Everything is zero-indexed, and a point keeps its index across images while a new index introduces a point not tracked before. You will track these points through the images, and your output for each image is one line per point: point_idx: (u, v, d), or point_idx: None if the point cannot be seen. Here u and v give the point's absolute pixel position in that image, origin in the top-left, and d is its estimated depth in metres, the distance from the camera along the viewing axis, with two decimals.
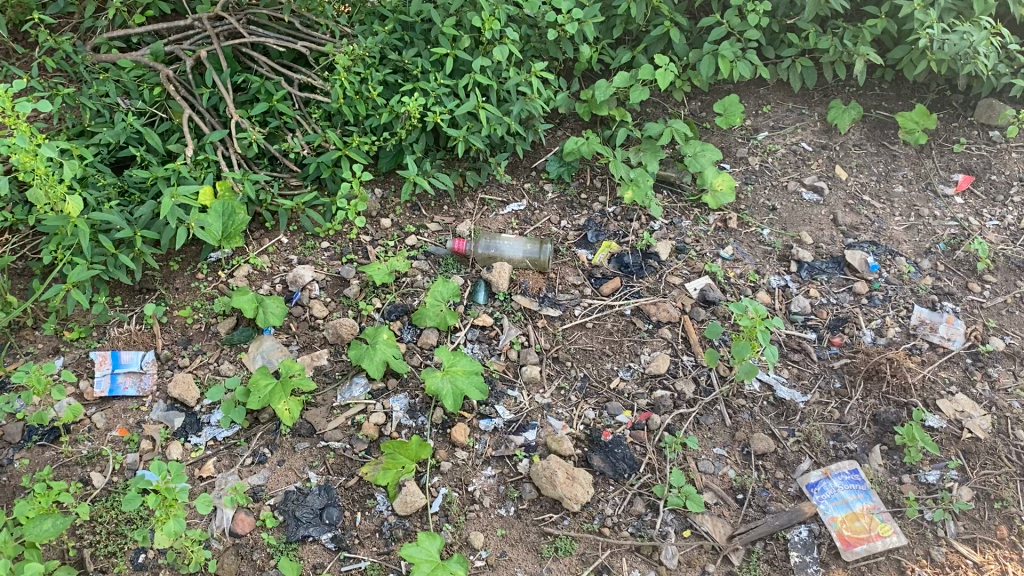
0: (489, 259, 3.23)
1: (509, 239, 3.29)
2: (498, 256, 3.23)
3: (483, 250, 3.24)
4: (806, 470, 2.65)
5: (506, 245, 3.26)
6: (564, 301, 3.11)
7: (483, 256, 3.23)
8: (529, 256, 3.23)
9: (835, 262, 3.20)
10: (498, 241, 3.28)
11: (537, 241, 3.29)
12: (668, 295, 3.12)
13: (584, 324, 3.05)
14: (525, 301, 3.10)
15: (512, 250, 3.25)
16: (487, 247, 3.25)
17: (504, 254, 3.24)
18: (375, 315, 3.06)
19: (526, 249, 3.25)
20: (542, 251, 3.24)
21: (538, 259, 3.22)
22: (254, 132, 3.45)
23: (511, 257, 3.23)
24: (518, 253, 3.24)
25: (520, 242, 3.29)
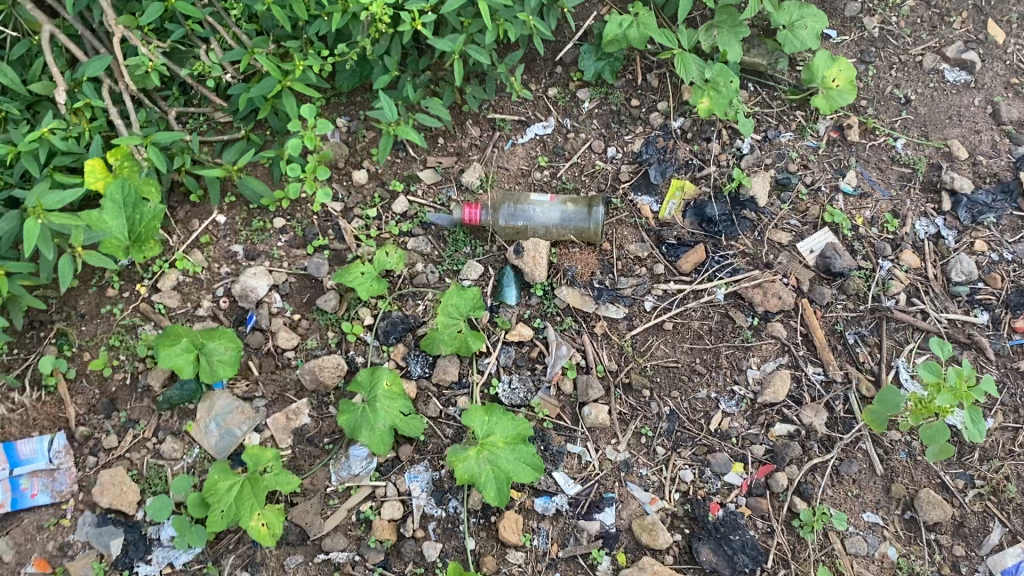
0: (516, 233, 2.27)
1: (539, 197, 2.28)
2: (528, 228, 2.26)
3: (505, 219, 2.27)
4: (997, 546, 1.93)
5: (536, 209, 2.27)
6: (628, 290, 2.22)
7: (506, 228, 2.27)
8: (571, 225, 2.25)
9: (1004, 191, 2.27)
10: (525, 201, 2.29)
11: (581, 198, 2.28)
12: (773, 267, 2.23)
13: (661, 326, 2.18)
14: (574, 297, 2.20)
15: (546, 217, 2.26)
16: (510, 214, 2.27)
17: (536, 224, 2.26)
18: (367, 338, 2.18)
19: (566, 212, 2.26)
20: (590, 215, 2.24)
21: (584, 228, 2.25)
22: (152, 56, 2.33)
23: (545, 228, 2.25)
24: (554, 220, 2.25)
25: (557, 200, 2.28)
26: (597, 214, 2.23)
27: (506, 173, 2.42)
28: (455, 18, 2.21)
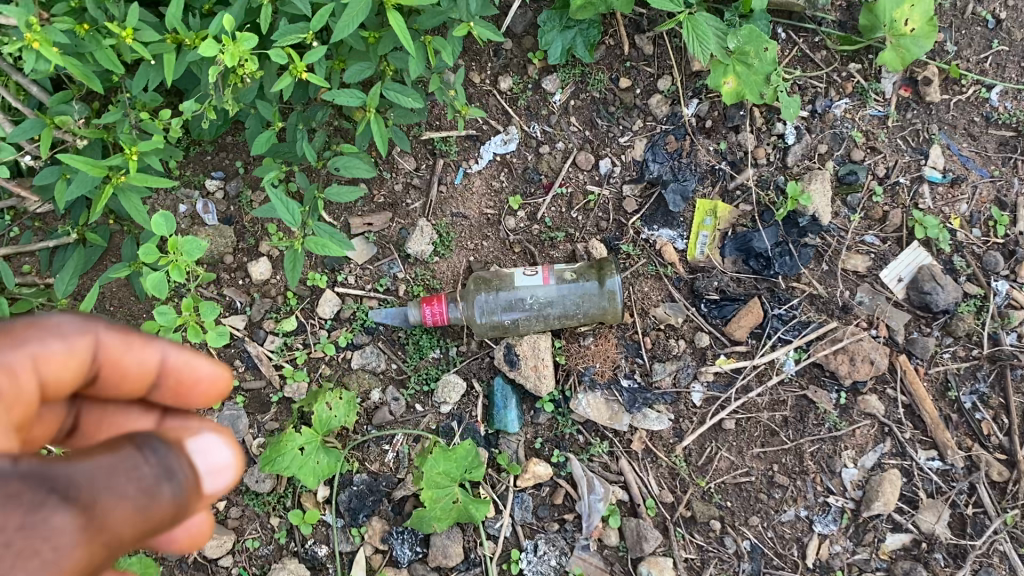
0: (504, 332, 1.60)
1: (527, 274, 1.59)
2: (521, 322, 1.59)
3: (486, 314, 1.59)
4: None
5: (527, 294, 1.59)
6: (667, 383, 1.62)
7: (490, 329, 1.59)
8: (580, 309, 1.59)
9: None
10: (508, 283, 1.60)
11: (588, 266, 1.62)
12: (853, 313, 1.64)
13: (720, 428, 1.61)
14: (598, 408, 1.60)
15: (544, 304, 1.59)
16: (491, 305, 1.59)
17: (531, 315, 1.59)
18: (329, 517, 1.58)
19: (569, 290, 1.59)
20: (602, 291, 1.58)
21: (598, 311, 1.59)
22: None
23: (545, 319, 1.59)
24: (555, 306, 1.59)
25: (551, 274, 1.60)
26: (614, 287, 1.57)
27: (466, 224, 1.70)
28: (357, 40, 1.40)
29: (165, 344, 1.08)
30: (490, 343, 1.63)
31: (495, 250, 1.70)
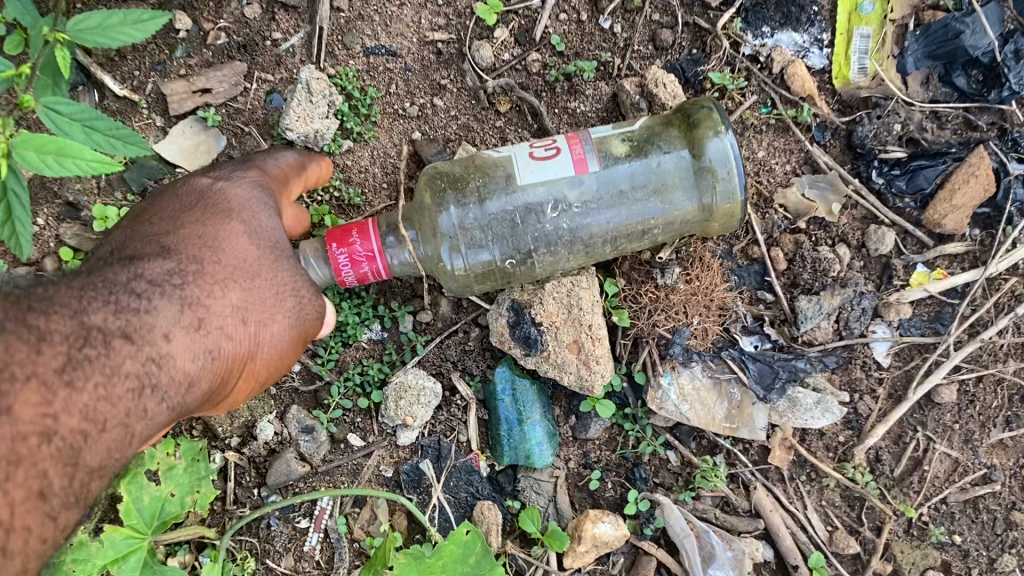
0: (508, 279, 0.77)
1: (538, 155, 0.72)
2: (542, 257, 0.75)
3: (465, 254, 0.74)
4: None
5: (548, 202, 0.73)
6: (825, 336, 0.85)
7: (478, 278, 0.76)
8: (661, 214, 0.75)
9: None
10: (503, 181, 0.73)
11: (663, 119, 0.77)
12: None
13: (927, 403, 0.86)
14: (701, 400, 0.84)
15: (587, 216, 0.74)
16: (475, 232, 0.74)
17: (561, 242, 0.74)
18: None
19: (634, 177, 0.74)
20: (707, 175, 0.72)
21: (698, 213, 0.75)
22: None
23: (591, 243, 0.75)
24: (610, 217, 0.74)
25: (592, 148, 0.73)
26: (735, 165, 0.71)
27: (398, 70, 0.87)
28: None
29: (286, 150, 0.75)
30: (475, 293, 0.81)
31: (462, 112, 0.88)
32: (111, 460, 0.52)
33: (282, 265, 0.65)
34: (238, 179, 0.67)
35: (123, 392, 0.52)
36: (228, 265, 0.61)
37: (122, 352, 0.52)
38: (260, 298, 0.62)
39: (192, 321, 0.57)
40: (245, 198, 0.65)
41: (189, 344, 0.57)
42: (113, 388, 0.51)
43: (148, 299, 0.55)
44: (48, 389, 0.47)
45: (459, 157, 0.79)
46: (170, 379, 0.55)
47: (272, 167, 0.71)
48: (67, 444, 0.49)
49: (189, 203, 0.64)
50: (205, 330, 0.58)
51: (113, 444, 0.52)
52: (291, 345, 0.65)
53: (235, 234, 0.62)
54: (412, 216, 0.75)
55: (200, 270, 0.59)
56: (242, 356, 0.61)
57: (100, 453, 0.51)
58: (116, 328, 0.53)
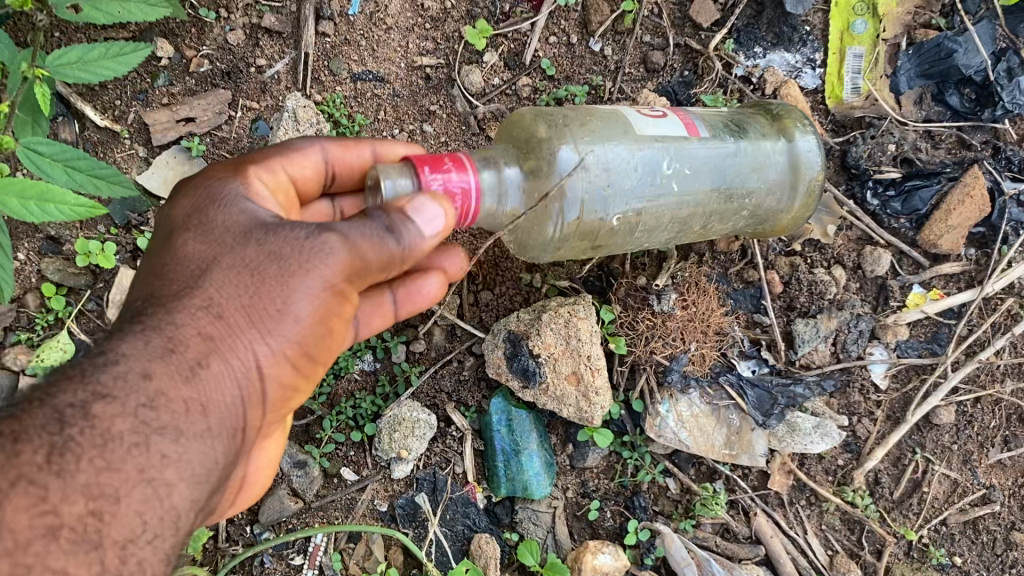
0: (603, 235, 0.66)
1: (647, 114, 0.67)
2: (650, 213, 0.67)
3: (579, 200, 0.62)
4: None
5: (667, 155, 0.66)
6: (822, 360, 0.84)
7: (577, 237, 0.64)
8: (756, 193, 0.71)
9: None
10: (616, 131, 0.65)
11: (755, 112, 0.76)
12: None
13: (925, 424, 0.86)
14: (700, 427, 0.83)
15: (699, 176, 0.68)
16: (597, 171, 0.63)
17: (675, 202, 0.68)
18: None
19: (735, 151, 0.70)
20: (790, 163, 0.72)
21: (781, 198, 0.73)
22: None
23: (691, 207, 0.69)
24: (713, 184, 0.69)
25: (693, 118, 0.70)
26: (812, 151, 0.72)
27: (386, 95, 0.85)
28: None
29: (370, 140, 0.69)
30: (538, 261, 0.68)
31: (451, 137, 0.86)
32: (151, 521, 0.46)
33: (262, 234, 0.52)
34: (192, 183, 0.57)
35: (123, 458, 0.45)
36: (201, 278, 0.51)
37: (106, 416, 0.45)
38: (292, 262, 0.50)
39: (202, 347, 0.49)
40: (201, 198, 0.56)
41: (216, 371, 0.49)
42: (113, 452, 0.44)
43: (117, 356, 0.47)
44: (39, 484, 0.42)
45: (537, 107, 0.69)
46: (176, 423, 0.47)
47: (253, 159, 0.60)
48: (81, 532, 0.43)
49: (161, 235, 0.56)
50: (191, 368, 0.48)
51: (141, 505, 0.45)
52: (328, 310, 0.52)
53: (197, 248, 0.53)
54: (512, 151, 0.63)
55: (167, 306, 0.50)
56: (247, 363, 0.50)
57: (130, 521, 0.45)
58: (85, 397, 0.45)
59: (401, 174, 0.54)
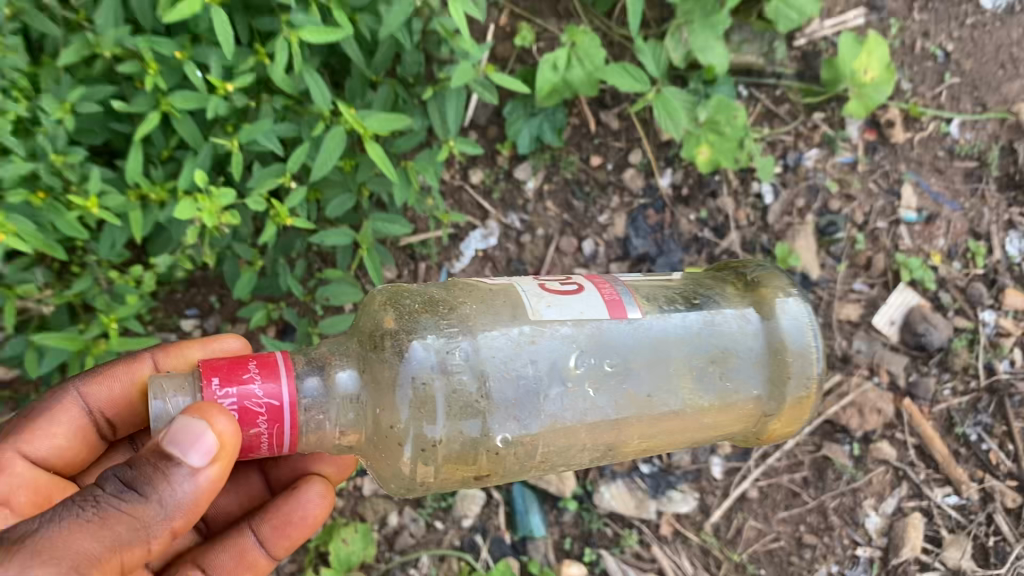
0: (482, 455, 1.01)
1: (560, 292, 1.06)
2: (557, 423, 1.02)
3: (448, 420, 0.99)
4: None
5: (571, 344, 1.04)
6: (687, 461, 1.61)
7: (450, 451, 1.00)
8: (728, 376, 1.10)
9: None
10: (468, 333, 1.01)
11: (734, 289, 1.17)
12: (855, 362, 1.66)
13: (743, 497, 1.61)
14: (623, 499, 1.60)
15: (644, 377, 1.06)
16: (450, 370, 0.99)
17: (582, 390, 1.03)
18: None
19: (704, 342, 1.10)
20: (781, 350, 1.10)
21: (784, 376, 1.10)
22: None
23: (651, 401, 1.06)
24: (679, 372, 1.08)
25: (641, 297, 1.11)
26: (813, 333, 1.12)
27: None
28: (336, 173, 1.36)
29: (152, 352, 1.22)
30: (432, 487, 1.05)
31: None
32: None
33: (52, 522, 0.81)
34: None
35: None
36: None
37: None
38: (107, 525, 0.82)
39: None
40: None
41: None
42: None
43: None
44: None
45: (400, 288, 1.08)
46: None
47: (33, 432, 1.16)
48: None
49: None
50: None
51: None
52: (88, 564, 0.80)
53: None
54: (365, 335, 1.01)
55: None
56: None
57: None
58: None
59: (185, 394, 0.91)
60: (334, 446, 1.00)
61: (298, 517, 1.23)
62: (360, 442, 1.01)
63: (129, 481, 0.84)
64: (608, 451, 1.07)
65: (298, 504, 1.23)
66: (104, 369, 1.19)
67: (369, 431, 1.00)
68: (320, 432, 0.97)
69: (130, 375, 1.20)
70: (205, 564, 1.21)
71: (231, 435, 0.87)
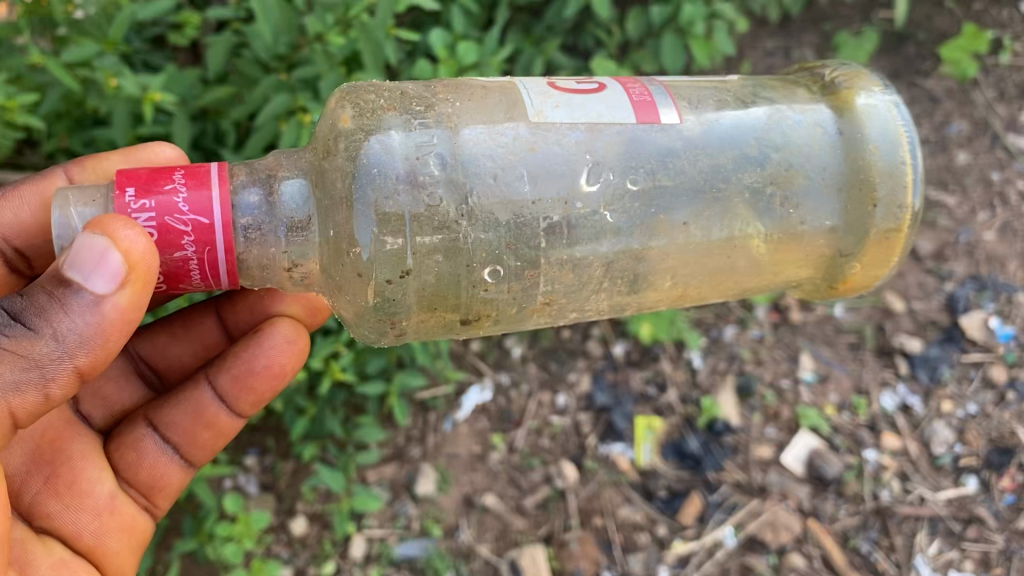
0: (463, 292, 1.24)
1: (591, 88, 1.27)
2: (567, 256, 1.26)
3: (376, 190, 1.17)
4: None
5: (583, 154, 1.24)
6: (638, 567, 2.06)
7: (432, 289, 1.22)
8: (789, 199, 1.32)
9: (945, 338, 2.26)
10: (447, 142, 1.21)
11: (806, 95, 1.39)
12: (769, 490, 2.12)
13: None
14: None
15: (689, 204, 1.29)
16: (421, 184, 1.19)
17: (598, 210, 1.26)
18: None
19: (766, 164, 1.31)
20: (867, 174, 1.31)
21: (865, 207, 1.32)
22: None
23: (688, 226, 1.29)
24: (733, 192, 1.30)
25: (681, 102, 1.32)
26: (907, 137, 1.32)
27: (461, 462, 2.16)
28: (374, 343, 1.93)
29: (65, 176, 1.48)
30: (387, 268, 1.20)
31: (486, 480, 2.15)
32: None
33: None
34: None
35: None
36: None
37: None
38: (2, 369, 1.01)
39: None
40: None
41: None
42: None
43: None
44: None
45: (381, 84, 1.30)
46: None
47: None
48: None
49: None
50: None
51: None
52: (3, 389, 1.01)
53: None
54: (333, 138, 1.22)
55: None
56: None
57: None
58: None
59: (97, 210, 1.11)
60: (290, 276, 1.23)
61: (262, 368, 1.52)
62: (320, 274, 1.24)
63: (16, 315, 1.01)
64: (632, 284, 1.32)
65: (259, 356, 1.51)
66: (13, 194, 1.44)
67: (352, 258, 1.20)
68: (267, 246, 1.19)
69: (39, 193, 1.45)
70: (158, 422, 1.53)
71: (128, 252, 1.04)
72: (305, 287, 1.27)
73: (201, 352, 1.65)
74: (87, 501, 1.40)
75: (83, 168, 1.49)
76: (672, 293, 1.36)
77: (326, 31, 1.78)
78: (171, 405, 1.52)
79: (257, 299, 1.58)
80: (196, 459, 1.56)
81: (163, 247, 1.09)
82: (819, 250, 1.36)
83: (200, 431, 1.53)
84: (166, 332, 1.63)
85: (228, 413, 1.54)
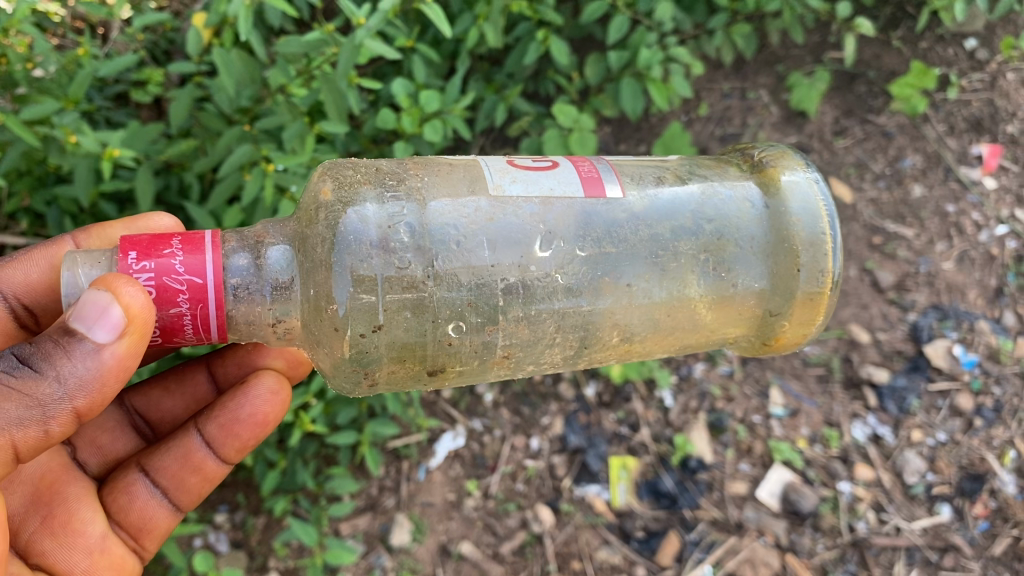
0: (429, 346, 1.22)
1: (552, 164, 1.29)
2: (521, 314, 1.24)
3: (352, 255, 1.17)
4: None
5: (538, 224, 1.24)
6: None
7: (397, 347, 1.21)
8: (723, 263, 1.32)
9: (911, 367, 2.29)
10: (416, 213, 1.21)
11: (742, 170, 1.41)
12: (746, 526, 2.12)
13: None
14: None
15: (632, 267, 1.28)
16: (393, 249, 1.18)
17: (550, 273, 1.25)
18: None
19: (702, 230, 1.32)
20: (792, 243, 1.33)
21: (791, 271, 1.33)
22: None
23: (633, 287, 1.28)
24: (673, 255, 1.30)
25: (626, 178, 1.33)
26: (827, 209, 1.34)
27: (436, 509, 2.14)
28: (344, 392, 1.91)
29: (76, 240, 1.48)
30: (361, 324, 1.19)
31: (462, 527, 2.13)
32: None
33: None
34: None
35: None
36: None
37: None
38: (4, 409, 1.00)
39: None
40: None
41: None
42: None
43: None
44: None
45: (348, 162, 1.30)
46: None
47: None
48: None
49: None
50: None
51: None
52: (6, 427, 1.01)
53: None
54: (312, 207, 1.22)
55: None
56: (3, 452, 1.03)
57: None
58: None
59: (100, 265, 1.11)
60: (274, 333, 1.22)
61: (246, 415, 1.51)
62: (302, 330, 1.23)
63: (23, 358, 1.01)
64: (582, 345, 1.31)
65: (242, 409, 1.50)
66: (23, 255, 1.43)
67: (328, 321, 1.19)
68: (253, 304, 1.18)
69: (49, 257, 1.44)
70: (152, 471, 1.51)
71: (134, 304, 1.03)
72: (286, 343, 1.25)
73: (193, 406, 1.64)
74: (80, 540, 1.39)
75: (90, 235, 1.49)
76: (619, 350, 1.34)
77: (289, 82, 1.80)
78: (161, 451, 1.51)
79: (247, 352, 1.59)
80: (184, 504, 1.54)
81: (158, 304, 1.08)
82: (750, 310, 1.36)
83: (188, 476, 1.52)
84: (160, 387, 1.62)
85: (214, 459, 1.53)
